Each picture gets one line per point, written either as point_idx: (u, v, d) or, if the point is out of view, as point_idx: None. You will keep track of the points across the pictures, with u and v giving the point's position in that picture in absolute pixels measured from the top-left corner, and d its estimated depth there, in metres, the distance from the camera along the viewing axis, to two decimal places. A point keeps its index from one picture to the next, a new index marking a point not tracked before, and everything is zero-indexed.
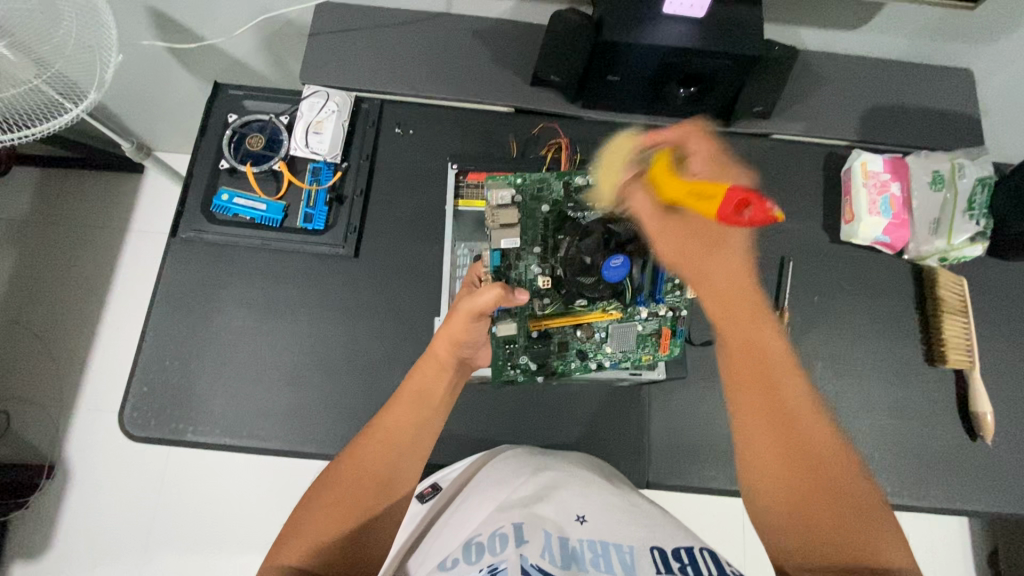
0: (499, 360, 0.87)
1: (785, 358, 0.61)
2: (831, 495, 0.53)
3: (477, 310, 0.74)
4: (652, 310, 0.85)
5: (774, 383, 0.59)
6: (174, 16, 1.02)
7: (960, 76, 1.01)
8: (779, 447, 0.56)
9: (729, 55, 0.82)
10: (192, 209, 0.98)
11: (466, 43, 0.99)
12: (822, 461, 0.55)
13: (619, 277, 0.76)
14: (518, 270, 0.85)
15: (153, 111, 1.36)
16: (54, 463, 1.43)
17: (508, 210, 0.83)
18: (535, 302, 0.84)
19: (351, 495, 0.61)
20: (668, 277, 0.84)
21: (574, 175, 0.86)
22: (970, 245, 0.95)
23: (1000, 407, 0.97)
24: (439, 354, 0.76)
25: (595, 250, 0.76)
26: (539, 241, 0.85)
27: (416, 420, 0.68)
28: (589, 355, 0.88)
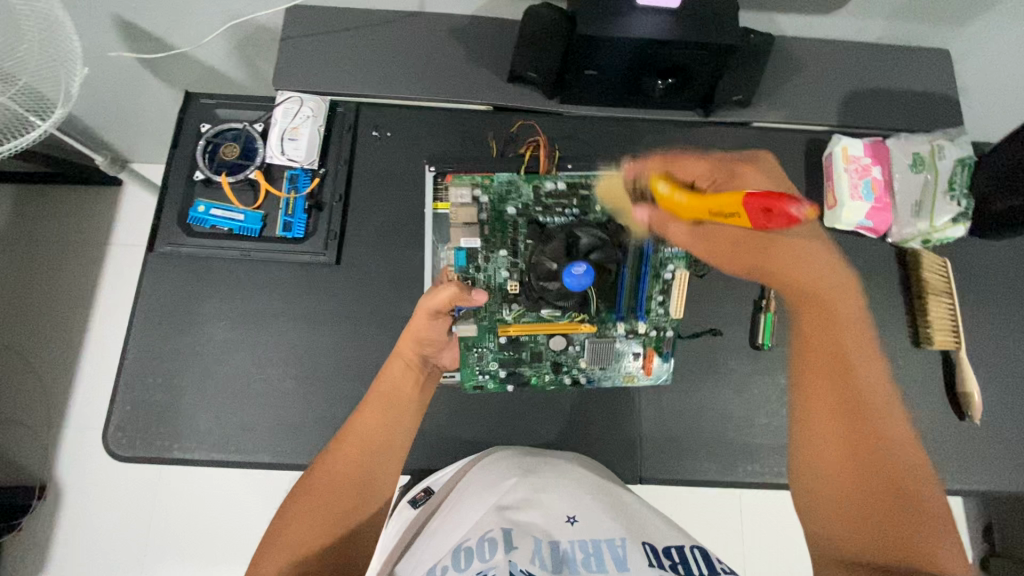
0: (469, 364, 0.91)
1: (865, 358, 0.69)
2: (887, 481, 0.61)
3: (437, 307, 0.80)
4: (631, 326, 0.91)
5: (849, 373, 0.67)
6: (139, 25, 0.99)
7: (937, 57, 1.01)
8: (842, 423, 0.65)
9: (707, 46, 0.82)
10: (168, 223, 0.96)
11: (440, 42, 0.97)
12: (882, 456, 0.62)
13: (579, 285, 0.82)
14: (489, 270, 0.91)
15: (126, 122, 1.33)
16: (45, 483, 1.42)
17: (467, 210, 0.92)
18: (503, 309, 0.90)
19: (329, 500, 0.68)
20: (649, 295, 0.91)
21: (544, 179, 0.94)
22: (953, 226, 0.94)
23: (989, 386, 0.98)
24: (405, 354, 0.80)
25: (560, 256, 0.84)
26: (509, 245, 0.92)
27: (387, 420, 0.75)
28: (564, 367, 0.92)
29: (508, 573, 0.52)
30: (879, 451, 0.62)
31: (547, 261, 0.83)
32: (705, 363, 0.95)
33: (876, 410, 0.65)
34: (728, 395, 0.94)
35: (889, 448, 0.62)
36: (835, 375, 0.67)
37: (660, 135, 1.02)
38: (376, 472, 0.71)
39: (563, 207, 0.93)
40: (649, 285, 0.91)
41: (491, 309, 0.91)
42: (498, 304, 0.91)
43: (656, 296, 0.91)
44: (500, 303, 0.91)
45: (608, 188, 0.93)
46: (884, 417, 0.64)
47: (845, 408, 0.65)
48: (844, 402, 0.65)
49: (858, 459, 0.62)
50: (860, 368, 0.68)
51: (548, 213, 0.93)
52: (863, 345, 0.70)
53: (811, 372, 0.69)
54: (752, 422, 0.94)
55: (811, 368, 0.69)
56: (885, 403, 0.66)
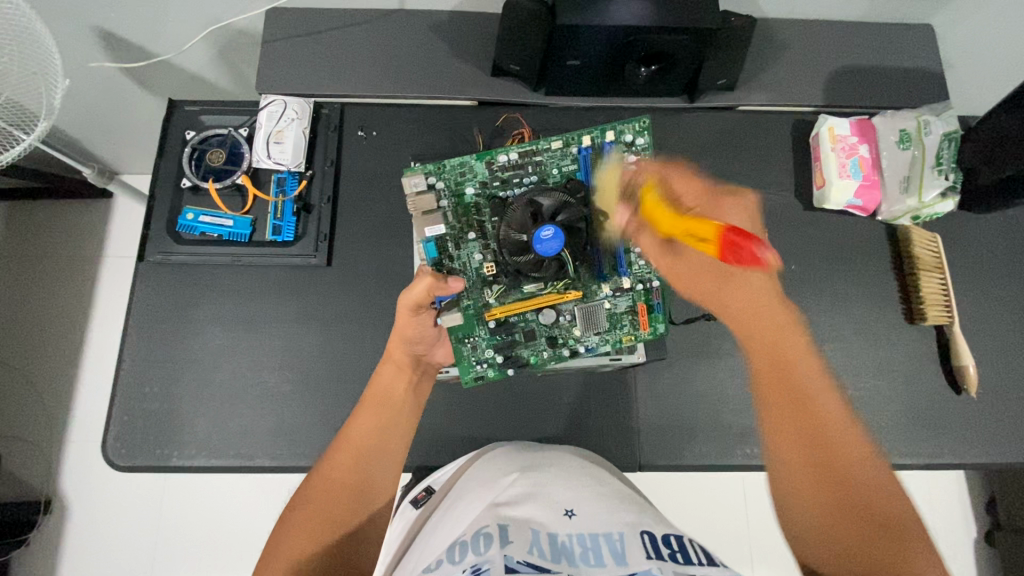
0: (462, 355, 0.86)
1: (813, 372, 0.69)
2: (860, 499, 0.61)
3: (416, 302, 0.78)
4: (617, 285, 0.86)
5: (805, 393, 0.67)
6: (117, 34, 0.99)
7: (920, 34, 1.01)
8: (810, 446, 0.64)
9: (686, 30, 0.82)
10: (157, 231, 0.96)
11: (422, 39, 0.97)
12: (848, 476, 0.62)
13: (552, 249, 0.77)
14: (460, 259, 0.87)
15: (112, 133, 1.33)
16: (50, 497, 1.42)
17: (422, 197, 0.85)
18: (485, 292, 0.86)
19: (326, 508, 0.68)
20: (627, 249, 0.85)
21: (495, 153, 0.88)
22: (942, 201, 0.94)
23: (984, 359, 0.98)
24: (395, 356, 0.81)
25: (528, 224, 0.79)
26: (475, 227, 0.87)
27: (381, 425, 0.75)
28: (561, 341, 0.87)
29: (504, 566, 0.52)
30: (850, 493, 0.62)
31: (515, 233, 0.79)
32: (701, 350, 0.95)
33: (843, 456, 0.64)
34: (724, 379, 0.94)
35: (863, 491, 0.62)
36: (800, 430, 0.65)
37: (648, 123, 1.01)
38: (373, 477, 0.72)
39: (522, 178, 0.88)
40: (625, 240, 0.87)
41: (473, 295, 0.86)
42: (478, 290, 0.86)
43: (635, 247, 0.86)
44: (481, 287, 0.86)
45: (561, 148, 0.88)
46: (850, 448, 0.64)
47: (813, 455, 0.64)
48: (814, 458, 0.64)
49: (827, 482, 0.62)
50: (812, 390, 0.68)
51: (507, 186, 0.88)
52: (806, 357, 0.71)
53: (773, 417, 0.67)
54: (749, 405, 0.94)
55: (772, 413, 0.67)
56: (850, 444, 0.64)
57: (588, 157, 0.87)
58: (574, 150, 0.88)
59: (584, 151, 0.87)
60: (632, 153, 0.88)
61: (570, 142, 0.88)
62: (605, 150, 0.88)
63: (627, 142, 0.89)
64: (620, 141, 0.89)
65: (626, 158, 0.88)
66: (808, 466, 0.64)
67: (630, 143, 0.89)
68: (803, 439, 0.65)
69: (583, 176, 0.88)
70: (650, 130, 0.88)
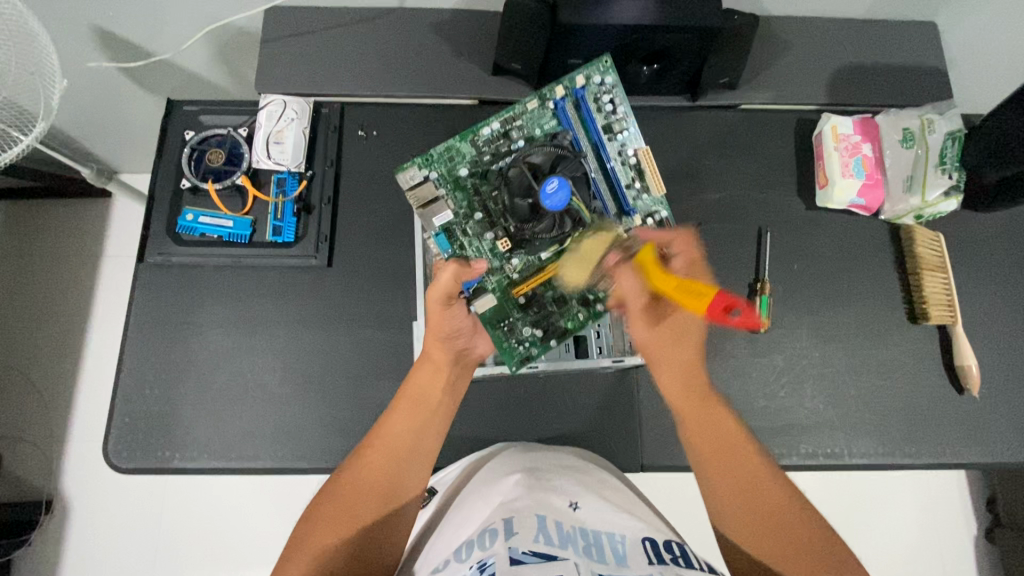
0: (501, 341, 0.87)
1: (733, 427, 0.76)
2: (789, 527, 0.67)
3: (445, 293, 0.81)
4: (630, 225, 0.88)
5: (727, 447, 0.73)
6: (115, 33, 0.98)
7: (924, 31, 1.00)
8: (739, 490, 0.70)
9: (688, 29, 0.81)
10: (157, 233, 0.96)
11: (422, 37, 0.96)
12: (776, 508, 0.68)
13: (562, 201, 0.76)
14: (472, 244, 0.88)
15: (110, 132, 1.32)
16: (52, 497, 1.42)
17: (421, 189, 0.87)
18: (506, 268, 0.87)
19: (350, 508, 0.69)
20: (625, 186, 0.89)
21: (476, 128, 0.89)
22: (946, 200, 0.94)
23: (986, 358, 0.98)
24: (433, 356, 0.80)
25: (529, 185, 0.78)
26: (479, 206, 0.87)
27: (414, 427, 0.75)
28: (592, 297, 0.87)
29: (509, 558, 0.52)
30: (772, 513, 0.68)
31: (520, 197, 0.79)
32: (703, 349, 0.95)
33: (760, 479, 0.70)
34: (726, 379, 0.94)
35: (778, 509, 0.68)
36: (717, 457, 0.73)
37: (650, 121, 1.00)
38: (405, 473, 0.72)
39: (511, 144, 0.88)
40: (622, 175, 0.89)
41: (496, 273, 0.87)
42: (498, 267, 0.87)
43: (633, 182, 0.89)
44: (501, 264, 0.87)
45: (538, 107, 0.89)
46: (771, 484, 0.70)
47: (744, 497, 0.69)
48: (742, 484, 0.70)
49: (763, 520, 0.68)
50: (736, 445, 0.73)
51: (498, 157, 0.88)
52: (726, 419, 0.77)
53: (709, 467, 0.73)
54: (750, 406, 0.94)
55: (709, 465, 0.73)
56: (763, 465, 0.72)
57: (565, 108, 0.88)
58: (551, 105, 0.89)
59: (560, 102, 0.88)
60: (605, 94, 0.89)
61: (546, 97, 0.89)
62: (579, 98, 0.89)
63: (598, 84, 0.89)
64: (590, 85, 0.89)
65: (601, 100, 0.89)
66: (731, 495, 0.70)
67: (600, 85, 0.89)
68: (728, 473, 0.71)
69: (566, 127, 0.88)
70: (614, 67, 0.88)
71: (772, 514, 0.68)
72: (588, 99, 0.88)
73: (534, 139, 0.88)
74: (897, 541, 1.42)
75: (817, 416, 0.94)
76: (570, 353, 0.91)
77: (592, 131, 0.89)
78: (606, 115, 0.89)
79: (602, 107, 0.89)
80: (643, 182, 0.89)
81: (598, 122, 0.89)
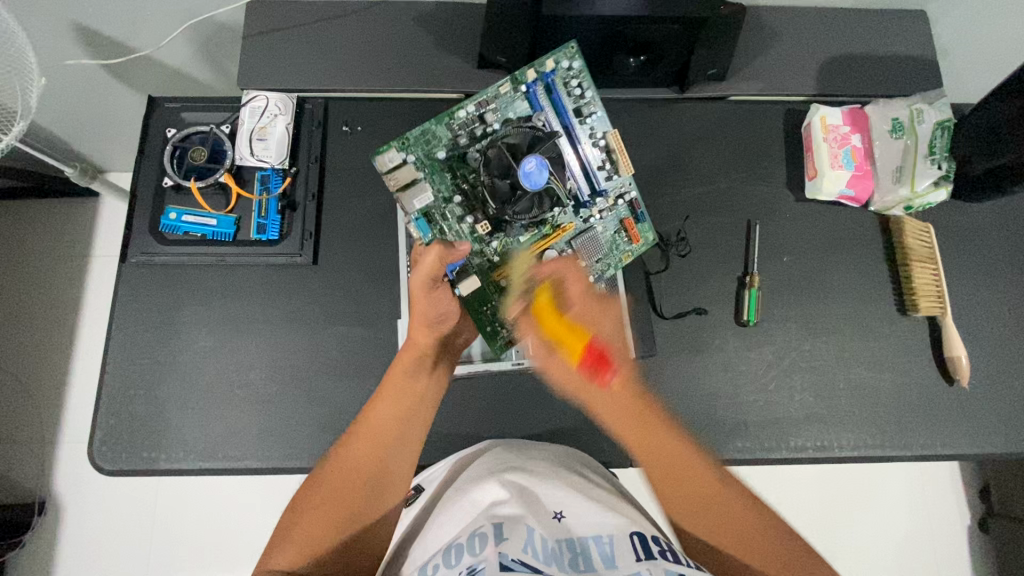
0: (485, 325, 0.88)
1: (686, 453, 0.71)
2: (749, 539, 0.66)
3: (430, 275, 0.77)
4: (602, 206, 0.88)
5: (681, 476, 0.69)
6: (95, 30, 0.96)
7: (914, 19, 0.99)
8: (697, 509, 0.68)
9: (674, 19, 0.80)
10: (140, 232, 0.95)
11: (406, 30, 0.95)
12: (732, 520, 0.67)
13: (541, 179, 0.77)
14: (452, 228, 0.87)
15: (94, 130, 1.30)
16: (44, 499, 1.42)
17: (399, 173, 0.85)
18: (487, 253, 0.87)
19: (337, 499, 0.68)
20: (598, 168, 0.87)
21: (451, 111, 0.86)
22: (935, 190, 0.93)
23: (976, 349, 0.98)
24: (420, 343, 0.79)
25: (507, 167, 0.77)
26: (457, 189, 0.86)
27: (400, 416, 0.74)
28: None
29: (500, 564, 0.52)
30: (728, 516, 0.68)
31: (499, 178, 0.77)
32: (691, 344, 0.94)
33: (711, 481, 0.69)
34: (714, 372, 0.94)
35: (733, 510, 0.68)
36: (669, 471, 0.70)
37: (637, 114, 0.99)
38: (389, 466, 0.72)
39: (485, 128, 0.86)
40: (593, 157, 0.87)
41: (476, 257, 0.87)
42: (479, 252, 0.87)
43: (604, 163, 0.87)
44: (482, 248, 0.86)
45: (510, 90, 0.86)
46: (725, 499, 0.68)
47: (704, 518, 0.68)
48: (698, 501, 0.69)
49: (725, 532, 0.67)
50: (688, 471, 0.70)
51: (474, 142, 0.87)
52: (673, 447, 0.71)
53: (669, 502, 0.70)
54: (740, 400, 0.93)
55: (667, 499, 0.70)
56: (713, 483, 0.69)
57: (536, 93, 0.86)
58: (524, 88, 0.86)
59: (532, 86, 0.86)
60: (574, 78, 0.86)
61: (518, 80, 0.86)
62: (549, 83, 0.86)
63: (567, 68, 0.86)
64: (559, 68, 0.86)
65: (570, 84, 0.86)
66: (694, 518, 0.68)
67: (569, 69, 0.86)
68: (685, 495, 0.69)
69: (537, 111, 0.86)
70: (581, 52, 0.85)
71: (724, 513, 0.68)
72: (558, 83, 0.86)
73: (509, 121, 0.86)
74: (891, 531, 1.42)
75: (807, 409, 0.94)
76: None
77: (563, 116, 0.87)
78: (575, 99, 0.87)
79: (572, 91, 0.87)
80: (615, 166, 0.87)
81: (569, 105, 0.87)
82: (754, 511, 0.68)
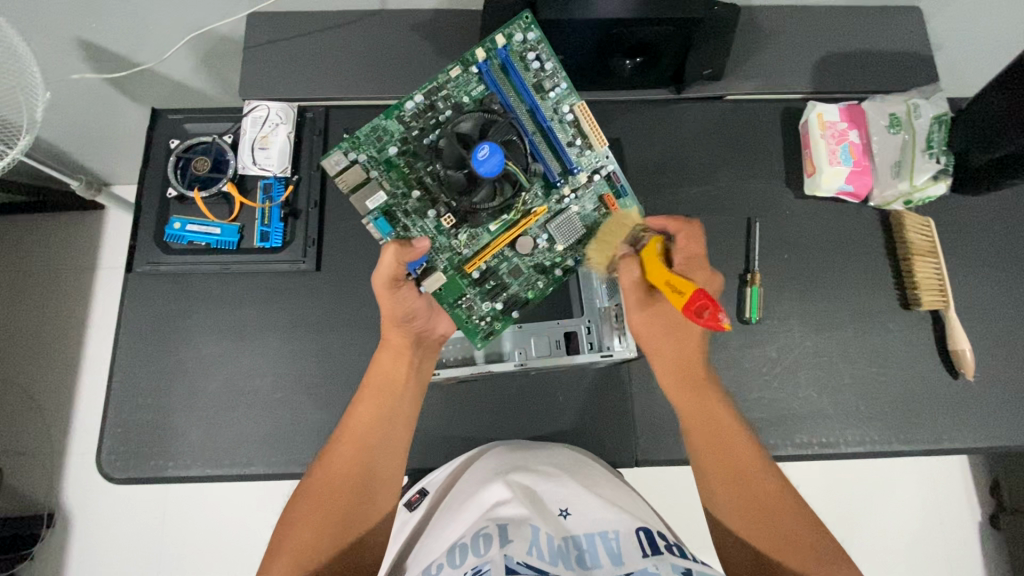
0: (461, 319, 0.86)
1: (731, 419, 0.77)
2: (765, 507, 0.69)
3: (391, 276, 0.78)
4: (575, 185, 0.86)
5: (719, 434, 0.75)
6: (98, 44, 0.98)
7: (909, 16, 0.99)
8: (726, 470, 0.72)
9: (669, 21, 0.81)
10: (145, 242, 0.96)
11: (404, 38, 0.96)
12: (752, 487, 0.71)
13: (496, 166, 0.73)
14: (416, 225, 0.84)
15: (100, 143, 1.32)
16: (53, 511, 1.42)
17: (346, 175, 0.82)
18: (455, 246, 0.84)
19: (328, 503, 0.70)
20: (568, 145, 0.85)
21: (399, 102, 0.82)
22: (934, 184, 0.93)
23: (981, 342, 0.98)
24: (393, 342, 0.81)
25: (461, 158, 0.75)
26: (416, 185, 0.84)
27: (380, 415, 0.76)
28: (549, 264, 0.87)
29: (506, 566, 0.53)
30: (752, 482, 0.71)
31: (454, 171, 0.76)
32: None
33: (742, 448, 0.74)
34: (718, 370, 0.94)
35: (758, 482, 0.71)
36: (708, 433, 0.75)
37: (634, 116, 1.00)
38: (374, 466, 0.73)
39: (439, 116, 0.83)
40: (561, 133, 0.85)
41: (444, 251, 0.85)
42: (446, 246, 0.84)
43: (574, 138, 0.85)
44: (449, 241, 0.84)
45: (461, 74, 0.83)
46: (756, 469, 0.72)
47: (729, 478, 0.72)
48: (725, 461, 0.73)
49: (743, 495, 0.71)
50: (730, 436, 0.75)
51: (427, 132, 0.84)
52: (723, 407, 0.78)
53: (701, 456, 0.75)
54: (744, 397, 0.93)
55: (700, 453, 0.75)
56: (751, 452, 0.74)
57: (490, 72, 0.83)
58: (475, 69, 0.83)
59: (484, 67, 0.82)
60: (531, 50, 0.83)
61: (469, 62, 0.83)
62: (504, 60, 0.83)
63: (521, 42, 0.83)
64: (513, 43, 0.83)
65: (528, 58, 0.83)
66: (722, 475, 0.72)
67: (523, 42, 0.83)
68: (720, 455, 0.73)
69: (495, 93, 0.83)
70: (538, 22, 0.81)
71: (750, 479, 0.71)
72: (513, 58, 0.82)
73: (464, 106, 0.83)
74: (901, 528, 1.41)
75: (811, 406, 0.94)
76: (561, 349, 0.91)
77: (525, 93, 0.84)
78: (535, 73, 0.84)
79: (530, 65, 0.83)
80: (586, 140, 0.86)
81: (528, 81, 0.84)
82: (776, 486, 0.71)
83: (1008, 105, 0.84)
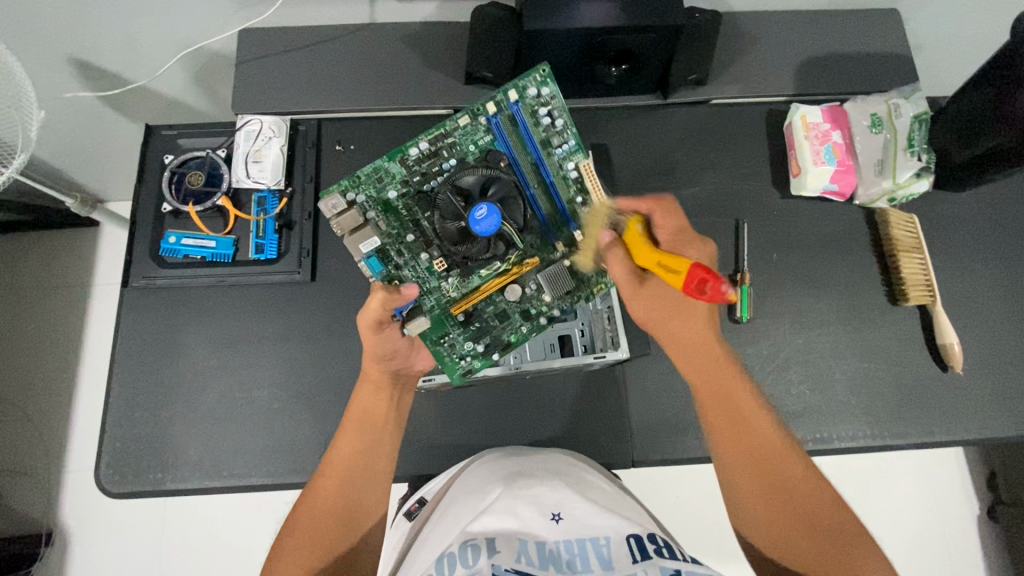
0: (443, 356, 0.85)
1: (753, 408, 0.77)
2: (792, 501, 0.71)
3: (376, 319, 0.77)
4: (569, 240, 0.85)
5: (742, 420, 0.76)
6: (91, 63, 0.99)
7: (885, 18, 1.02)
8: (752, 463, 0.73)
9: (653, 28, 0.83)
10: (141, 256, 0.96)
11: (393, 49, 0.97)
12: (777, 480, 0.72)
13: (492, 227, 0.74)
14: (408, 265, 0.83)
15: (94, 160, 1.33)
16: (52, 529, 1.42)
17: (344, 218, 0.78)
18: (444, 288, 0.83)
19: (316, 534, 0.72)
20: (567, 202, 0.85)
21: (404, 147, 0.81)
22: (917, 181, 0.95)
23: (967, 335, 0.99)
24: (373, 376, 0.81)
25: (461, 212, 0.76)
26: (413, 229, 0.82)
27: (362, 448, 0.77)
28: (534, 311, 0.85)
29: None
30: (779, 478, 0.72)
31: (450, 223, 0.75)
32: None
33: (769, 444, 0.74)
34: None
35: (790, 480, 0.72)
36: (728, 422, 0.76)
37: (621, 122, 1.02)
38: (358, 497, 0.75)
39: (441, 164, 0.82)
40: (562, 190, 0.85)
41: (432, 293, 0.83)
42: (435, 288, 0.83)
43: (575, 197, 0.85)
44: (439, 283, 0.83)
45: (470, 123, 0.82)
46: (783, 462, 0.73)
47: (755, 468, 0.73)
48: (749, 455, 0.74)
49: (761, 483, 0.72)
50: (751, 423, 0.76)
51: (429, 177, 0.82)
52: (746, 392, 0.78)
53: (723, 443, 0.76)
54: None
55: (721, 440, 0.76)
56: (782, 447, 0.74)
57: (500, 124, 0.82)
58: (485, 120, 0.82)
59: (494, 119, 0.82)
60: (542, 106, 0.83)
61: (479, 111, 0.82)
62: (514, 113, 0.82)
63: (534, 95, 0.82)
64: (526, 97, 0.83)
65: (539, 113, 0.83)
66: (747, 465, 0.73)
67: (537, 96, 0.83)
68: (747, 446, 0.74)
69: (501, 145, 0.83)
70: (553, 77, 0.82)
71: (779, 471, 0.72)
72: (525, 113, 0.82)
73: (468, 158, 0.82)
74: (901, 521, 1.42)
75: (804, 402, 0.95)
76: (556, 353, 0.92)
77: (532, 147, 0.83)
78: (545, 129, 0.83)
79: (542, 121, 0.83)
80: (587, 199, 0.85)
81: (537, 135, 0.84)
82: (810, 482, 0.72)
83: (991, 102, 0.85)
